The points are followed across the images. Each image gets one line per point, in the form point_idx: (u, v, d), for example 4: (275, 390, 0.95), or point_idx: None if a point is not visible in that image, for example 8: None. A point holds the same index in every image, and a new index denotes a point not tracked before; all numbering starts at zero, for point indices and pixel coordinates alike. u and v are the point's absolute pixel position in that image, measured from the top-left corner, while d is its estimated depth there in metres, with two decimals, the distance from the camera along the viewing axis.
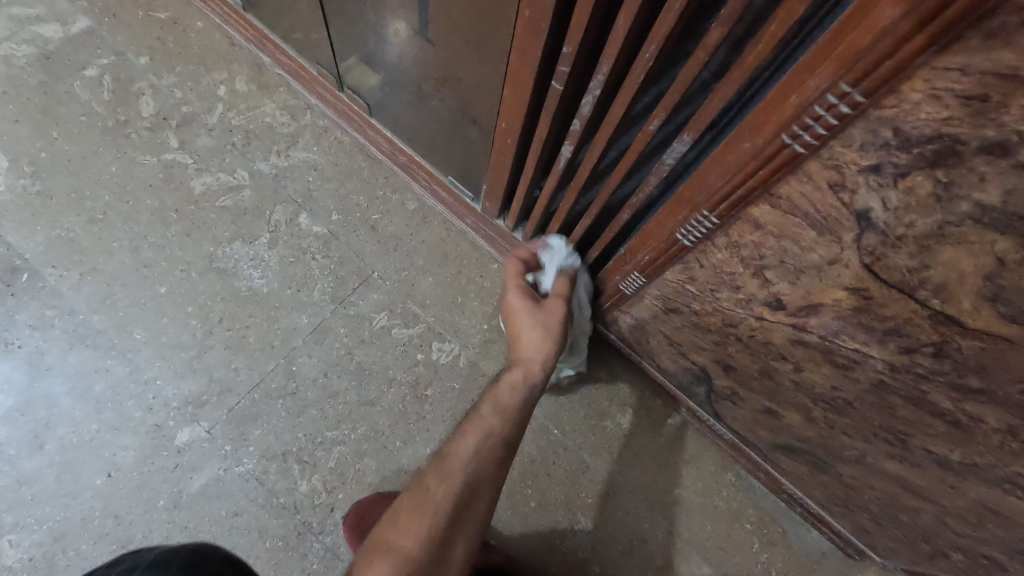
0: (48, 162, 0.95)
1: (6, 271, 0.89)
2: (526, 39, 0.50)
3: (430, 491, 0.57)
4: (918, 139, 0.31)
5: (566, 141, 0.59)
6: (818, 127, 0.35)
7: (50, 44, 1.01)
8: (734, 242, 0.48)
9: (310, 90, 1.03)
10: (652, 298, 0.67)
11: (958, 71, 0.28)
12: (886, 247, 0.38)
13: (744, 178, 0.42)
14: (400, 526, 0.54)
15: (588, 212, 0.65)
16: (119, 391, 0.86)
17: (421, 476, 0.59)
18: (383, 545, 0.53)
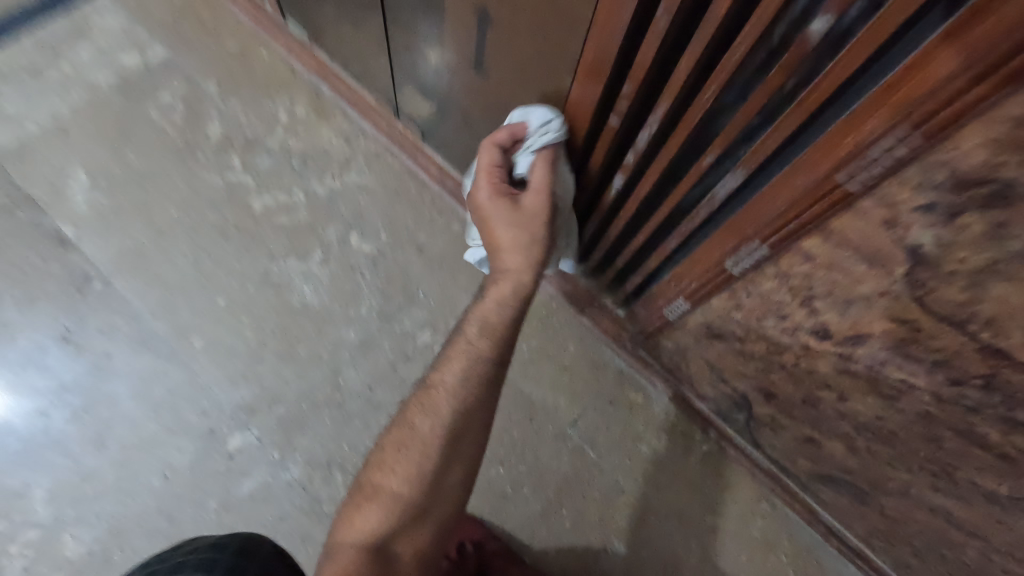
0: (123, 178, 1.01)
1: (80, 278, 0.95)
2: (587, 77, 0.54)
3: (415, 430, 0.63)
4: (972, 180, 0.33)
5: (619, 171, 0.62)
6: (875, 165, 0.37)
7: (130, 71, 1.09)
8: (784, 272, 0.51)
9: (366, 116, 1.09)
10: (695, 323, 0.69)
11: (1012, 120, 0.30)
12: (938, 281, 0.39)
13: (797, 211, 0.45)
14: (387, 468, 0.62)
15: (635, 239, 0.68)
16: (177, 395, 0.90)
17: (407, 416, 0.65)
18: (370, 493, 0.62)
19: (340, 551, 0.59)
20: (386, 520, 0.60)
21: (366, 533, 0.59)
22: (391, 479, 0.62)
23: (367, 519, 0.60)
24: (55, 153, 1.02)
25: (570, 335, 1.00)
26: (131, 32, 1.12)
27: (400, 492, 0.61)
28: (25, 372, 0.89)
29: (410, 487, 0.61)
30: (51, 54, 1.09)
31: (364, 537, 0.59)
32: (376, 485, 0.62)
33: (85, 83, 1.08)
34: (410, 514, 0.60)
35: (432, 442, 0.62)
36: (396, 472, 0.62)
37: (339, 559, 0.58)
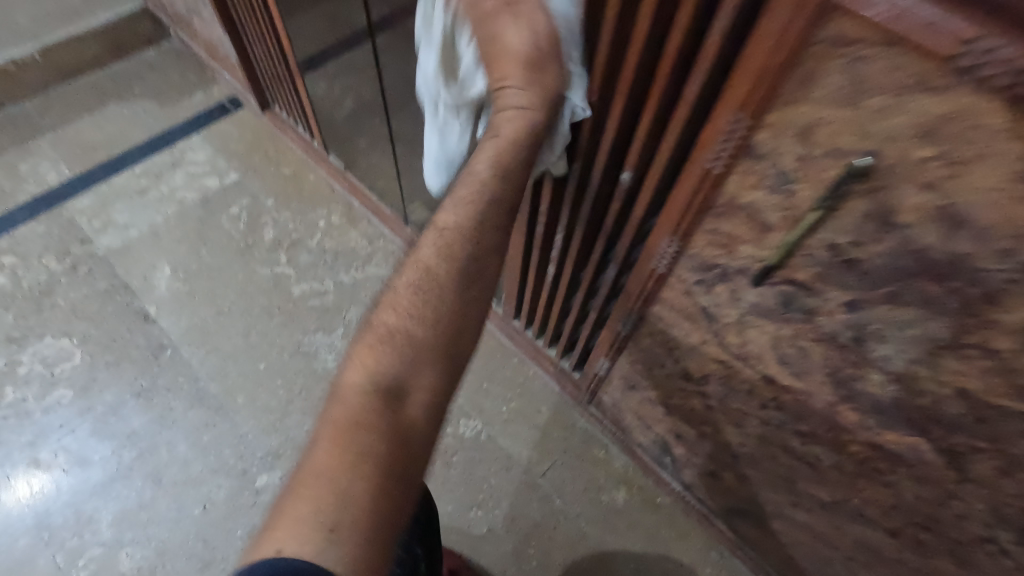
0: (197, 271, 1.31)
1: (156, 346, 1.21)
2: None
3: (389, 332, 0.51)
4: (710, 267, 0.55)
5: (549, 264, 0.86)
6: (665, 261, 0.60)
7: (210, 191, 1.43)
8: (652, 332, 0.72)
9: (386, 224, 1.39)
10: (619, 377, 0.88)
11: (712, 233, 0.53)
12: (723, 331, 0.60)
13: (640, 291, 0.67)
14: (386, 333, 0.51)
15: (570, 314, 0.91)
16: (221, 440, 1.12)
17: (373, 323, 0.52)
18: (376, 332, 0.52)
19: (345, 398, 0.49)
20: (399, 363, 0.49)
21: (378, 363, 0.49)
22: (396, 317, 0.52)
23: (367, 363, 0.50)
24: (148, 251, 1.33)
25: (544, 399, 1.21)
26: (214, 162, 1.48)
27: (375, 397, 0.48)
28: (107, 419, 1.13)
29: (418, 323, 0.51)
30: (153, 179, 1.44)
31: (370, 380, 0.49)
32: (383, 326, 0.51)
33: (176, 200, 1.41)
34: (425, 366, 0.50)
35: (439, 300, 0.52)
36: (399, 313, 0.51)
37: (322, 455, 0.45)
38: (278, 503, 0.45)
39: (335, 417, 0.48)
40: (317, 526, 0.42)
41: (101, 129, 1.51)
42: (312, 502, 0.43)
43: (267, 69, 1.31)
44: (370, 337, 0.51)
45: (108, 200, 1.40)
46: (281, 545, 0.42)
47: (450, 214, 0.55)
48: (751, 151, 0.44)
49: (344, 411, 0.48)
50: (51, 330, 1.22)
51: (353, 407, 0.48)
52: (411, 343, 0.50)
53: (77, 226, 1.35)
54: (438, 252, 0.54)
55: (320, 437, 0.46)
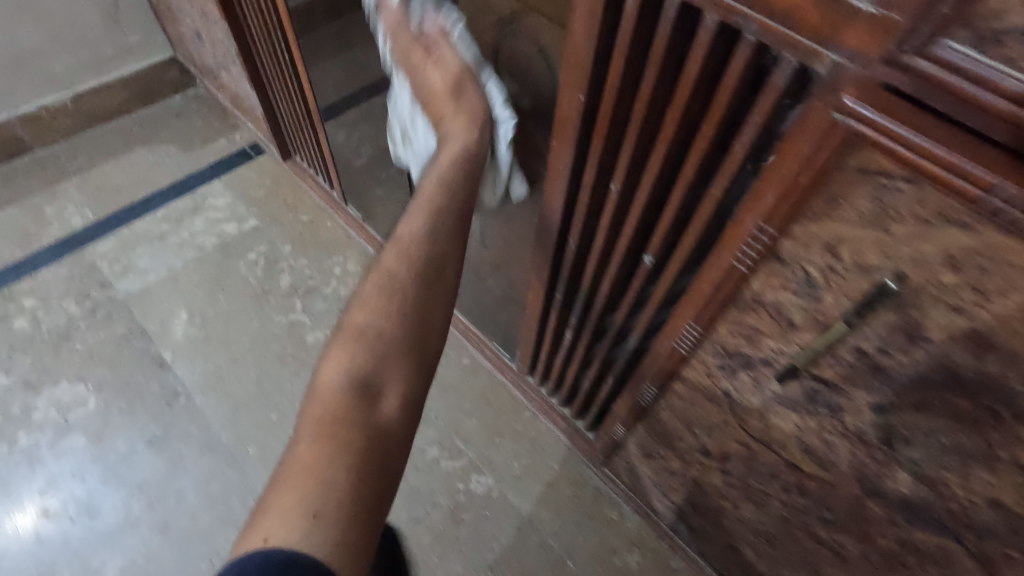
0: (213, 317, 1.32)
1: (170, 393, 1.22)
2: (537, 271, 0.80)
3: (360, 326, 0.62)
4: (735, 355, 0.55)
5: (567, 329, 0.86)
6: (688, 344, 0.60)
7: (229, 236, 1.46)
8: (671, 406, 0.71)
9: None
10: (635, 444, 0.88)
11: (738, 325, 0.53)
12: (746, 415, 0.60)
13: (662, 368, 0.67)
14: (353, 353, 0.60)
15: (586, 377, 0.90)
16: (229, 492, 1.11)
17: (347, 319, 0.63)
18: (343, 345, 0.61)
19: (324, 398, 0.56)
20: (361, 374, 0.58)
21: (348, 377, 0.58)
22: (356, 343, 0.61)
23: (339, 374, 0.58)
24: (166, 296, 1.35)
25: (555, 455, 1.19)
26: (233, 207, 1.51)
27: (344, 380, 0.58)
28: (117, 468, 1.13)
29: (375, 346, 0.60)
30: (174, 223, 1.47)
31: (346, 383, 0.57)
32: (348, 347, 0.60)
33: (195, 245, 1.44)
34: (388, 373, 0.60)
35: (393, 324, 0.62)
36: (362, 339, 0.61)
37: (308, 449, 0.52)
38: (266, 492, 0.51)
39: (316, 416, 0.55)
40: (304, 515, 0.47)
41: (126, 173, 1.55)
42: (301, 488, 0.49)
43: (291, 122, 1.35)
44: (337, 352, 0.60)
45: (130, 244, 1.42)
46: (266, 535, 0.47)
47: (410, 228, 0.70)
48: (776, 256, 0.44)
49: (322, 415, 0.55)
50: (68, 375, 1.23)
51: (329, 408, 0.55)
52: (372, 364, 0.59)
53: (98, 269, 1.37)
54: (386, 289, 0.65)
55: (304, 433, 0.54)
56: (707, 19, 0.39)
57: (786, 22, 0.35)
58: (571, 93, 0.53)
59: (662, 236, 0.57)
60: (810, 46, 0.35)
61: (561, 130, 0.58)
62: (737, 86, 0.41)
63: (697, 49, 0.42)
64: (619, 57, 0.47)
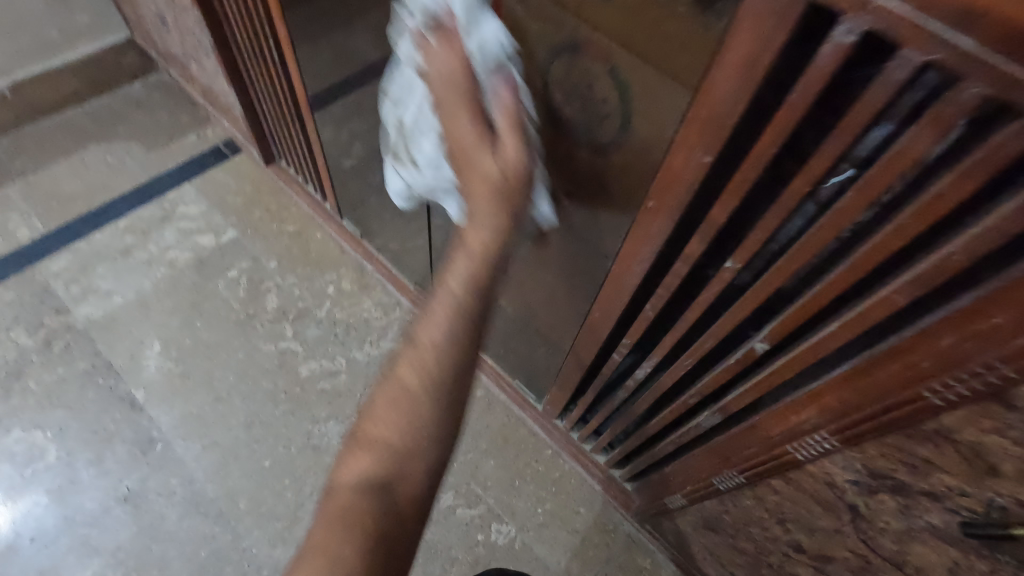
0: (190, 348, 1.16)
1: (145, 441, 1.07)
2: (592, 327, 0.69)
3: (408, 380, 0.49)
4: (879, 474, 0.45)
5: (621, 388, 0.75)
6: (810, 449, 0.50)
7: (205, 250, 1.29)
8: (759, 496, 0.61)
9: (402, 292, 1.26)
10: (693, 514, 0.78)
11: (897, 448, 0.42)
12: (874, 531, 0.50)
13: (760, 461, 0.56)
14: (378, 433, 0.48)
15: (637, 438, 0.80)
16: (220, 556, 0.98)
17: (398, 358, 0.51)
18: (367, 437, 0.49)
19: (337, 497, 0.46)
20: (381, 469, 0.47)
21: (369, 466, 0.47)
22: (384, 424, 0.48)
23: (361, 467, 0.47)
24: (135, 324, 1.18)
25: (581, 499, 1.09)
26: (208, 217, 1.33)
27: (391, 446, 0.47)
28: (86, 533, 0.98)
29: (404, 424, 0.48)
30: (139, 237, 1.29)
31: (364, 481, 0.46)
32: (369, 433, 0.48)
33: (165, 261, 1.26)
34: (408, 467, 0.47)
35: (426, 401, 0.48)
36: (382, 416, 0.48)
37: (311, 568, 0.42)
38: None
39: (338, 502, 0.46)
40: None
41: (80, 177, 1.35)
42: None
43: (275, 123, 1.19)
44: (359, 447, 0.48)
45: (89, 263, 1.24)
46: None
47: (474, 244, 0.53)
48: (998, 398, 0.34)
49: (339, 505, 0.45)
50: (21, 421, 1.06)
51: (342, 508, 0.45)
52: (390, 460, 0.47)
53: (52, 293, 1.20)
54: (430, 361, 0.49)
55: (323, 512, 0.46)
56: (963, 92, 0.27)
57: None
58: (692, 151, 0.41)
59: (790, 328, 0.46)
60: None
61: (664, 191, 0.45)
62: (983, 182, 0.30)
63: (925, 127, 0.30)
64: (787, 119, 0.34)
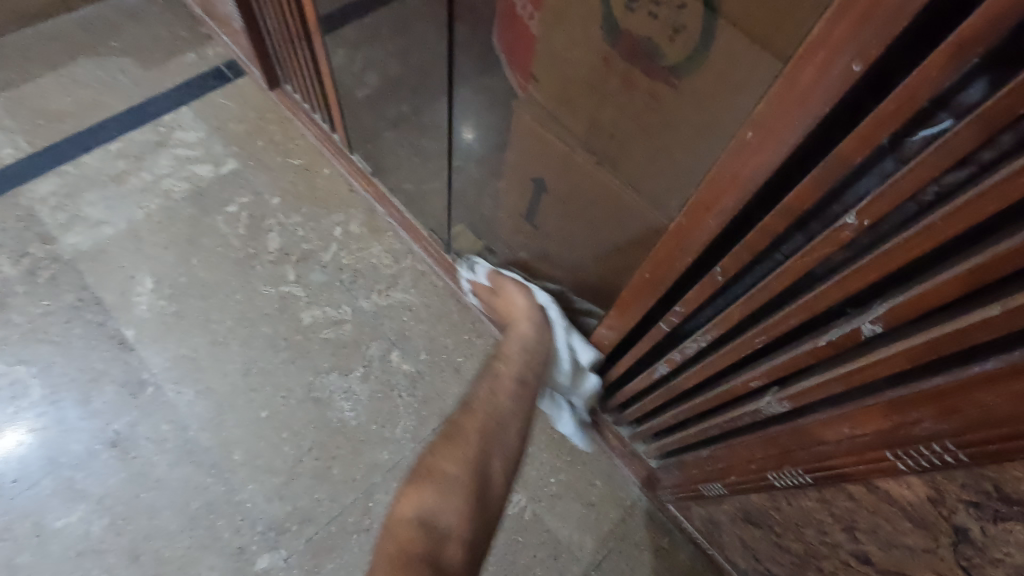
0: (185, 286, 1.08)
1: (135, 383, 1.00)
2: (640, 290, 0.59)
3: (462, 435, 0.75)
4: (1018, 500, 0.35)
5: (663, 362, 0.66)
6: (921, 459, 0.40)
7: (203, 181, 1.18)
8: (826, 499, 0.52)
9: (416, 238, 1.15)
10: (731, 504, 0.70)
11: None
12: (983, 563, 0.40)
13: (842, 463, 0.47)
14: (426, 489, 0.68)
15: (675, 416, 0.71)
16: (214, 509, 0.93)
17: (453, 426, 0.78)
18: (428, 474, 0.70)
19: (400, 533, 0.62)
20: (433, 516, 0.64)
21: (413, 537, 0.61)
22: (451, 463, 0.71)
23: (421, 501, 0.66)
24: (127, 257, 1.09)
25: (599, 471, 1.02)
26: (207, 145, 1.22)
27: (450, 476, 0.69)
28: (74, 476, 0.92)
29: (463, 465, 0.71)
30: (132, 162, 1.18)
31: (421, 512, 0.64)
32: (431, 471, 0.70)
33: (160, 191, 1.16)
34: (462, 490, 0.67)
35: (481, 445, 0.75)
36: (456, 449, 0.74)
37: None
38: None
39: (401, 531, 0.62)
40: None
41: (68, 93, 1.23)
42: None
43: (281, 40, 1.05)
44: (419, 488, 0.67)
45: (77, 188, 1.14)
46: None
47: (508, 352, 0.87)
48: None
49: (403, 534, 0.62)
50: (4, 355, 0.99)
51: (400, 547, 0.60)
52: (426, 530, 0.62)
53: (37, 219, 1.10)
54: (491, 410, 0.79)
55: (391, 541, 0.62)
56: None
57: None
58: (835, 57, 0.29)
59: (924, 309, 0.35)
60: None
61: (775, 118, 0.34)
62: None
63: None
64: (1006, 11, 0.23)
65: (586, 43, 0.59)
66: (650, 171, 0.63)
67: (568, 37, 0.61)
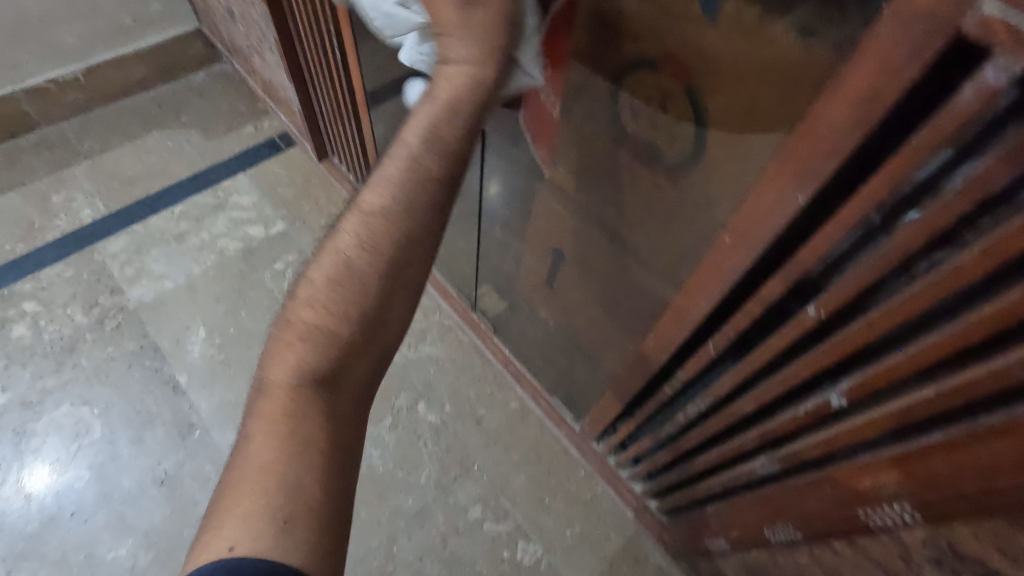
0: (233, 336, 1.18)
1: (184, 425, 1.08)
2: (646, 357, 0.66)
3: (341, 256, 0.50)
4: (969, 557, 0.42)
5: (668, 421, 0.71)
6: (887, 517, 0.46)
7: (254, 241, 1.30)
8: (817, 556, 0.57)
9: (444, 296, 1.25)
10: (736, 559, 0.74)
11: (996, 533, 0.39)
12: None
13: (825, 521, 0.52)
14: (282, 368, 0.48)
15: (681, 472, 0.76)
16: None
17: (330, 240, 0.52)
18: (299, 325, 0.49)
19: (276, 395, 0.47)
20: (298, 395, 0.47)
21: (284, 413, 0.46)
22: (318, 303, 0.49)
23: (293, 355, 0.48)
24: (183, 309, 1.20)
25: (612, 524, 1.05)
26: (259, 208, 1.35)
27: (320, 320, 0.49)
28: (124, 512, 1.00)
29: (333, 309, 0.49)
30: (193, 223, 1.31)
31: (298, 373, 0.47)
32: (300, 315, 0.49)
33: (215, 249, 1.28)
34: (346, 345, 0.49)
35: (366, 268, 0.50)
36: (317, 302, 0.49)
37: (267, 449, 0.44)
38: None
39: (272, 417, 0.46)
40: (269, 522, 0.41)
41: (141, 161, 1.39)
42: (263, 495, 0.42)
43: (330, 118, 1.19)
44: (292, 342, 0.48)
45: (144, 246, 1.27)
46: (231, 544, 0.40)
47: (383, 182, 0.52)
48: None
49: (277, 402, 0.47)
50: (70, 397, 1.09)
51: (282, 409, 0.46)
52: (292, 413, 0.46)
53: (107, 273, 1.23)
54: (368, 225, 0.50)
55: (257, 431, 0.46)
56: None
57: None
58: (785, 190, 0.38)
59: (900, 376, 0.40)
60: None
61: (746, 229, 0.43)
62: None
63: None
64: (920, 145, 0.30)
65: (598, 143, 0.69)
66: (656, 250, 0.72)
67: (585, 135, 0.70)
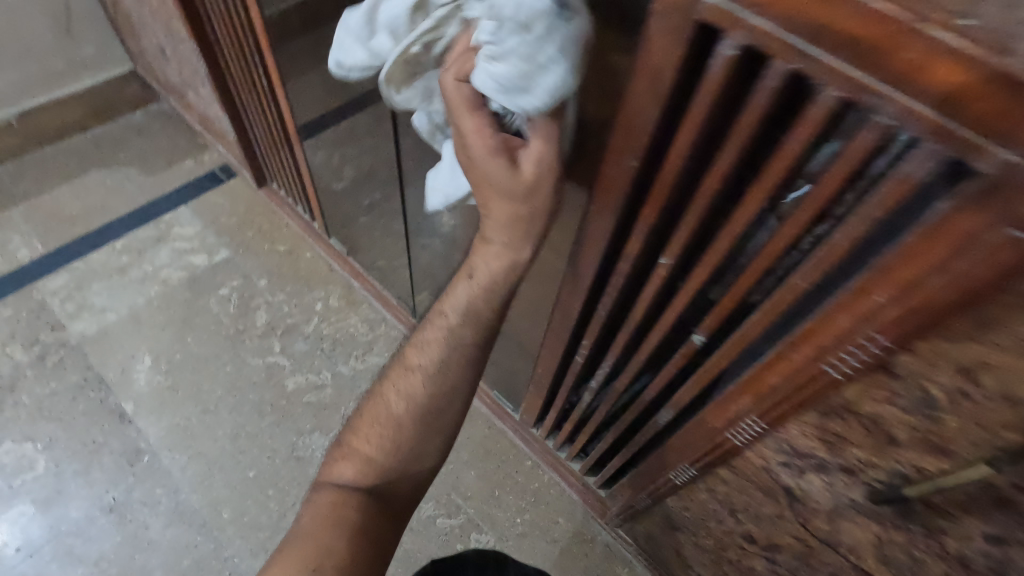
0: (180, 362, 1.20)
1: (132, 451, 1.09)
2: (556, 333, 0.73)
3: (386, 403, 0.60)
4: (807, 453, 0.48)
5: (586, 392, 0.79)
6: (743, 434, 0.52)
7: (198, 269, 1.33)
8: (711, 487, 0.64)
9: (388, 308, 1.30)
10: (658, 514, 0.81)
11: (817, 426, 0.45)
12: (808, 512, 0.53)
13: (707, 452, 0.59)
14: (366, 450, 0.58)
15: (604, 439, 0.83)
16: (203, 565, 1.00)
17: (381, 390, 0.61)
18: (350, 449, 0.59)
19: (323, 501, 0.55)
20: (366, 479, 0.57)
21: (353, 476, 0.57)
22: (370, 442, 0.58)
23: (343, 473, 0.57)
24: (126, 340, 1.22)
25: (560, 509, 1.11)
26: (202, 238, 1.38)
27: (373, 455, 0.58)
28: (71, 542, 1.00)
29: (387, 447, 0.58)
30: (135, 256, 1.33)
31: (343, 489, 0.56)
32: (354, 446, 0.58)
33: (159, 280, 1.31)
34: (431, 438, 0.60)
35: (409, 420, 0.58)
36: (370, 440, 0.58)
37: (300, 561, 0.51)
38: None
39: (318, 516, 0.54)
40: None
41: (80, 200, 1.40)
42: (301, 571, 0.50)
43: (266, 146, 1.24)
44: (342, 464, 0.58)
45: (85, 281, 1.29)
46: None
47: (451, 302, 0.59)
48: (886, 369, 0.37)
49: (322, 517, 0.54)
50: (12, 433, 1.09)
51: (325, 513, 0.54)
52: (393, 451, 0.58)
53: (48, 309, 1.24)
54: (398, 421, 0.58)
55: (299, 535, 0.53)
56: (823, 94, 0.31)
57: (941, 108, 0.27)
58: (621, 159, 0.46)
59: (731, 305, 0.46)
60: (976, 139, 0.26)
61: (604, 197, 0.50)
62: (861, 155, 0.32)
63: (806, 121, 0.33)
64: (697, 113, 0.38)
65: None
66: None
67: None
